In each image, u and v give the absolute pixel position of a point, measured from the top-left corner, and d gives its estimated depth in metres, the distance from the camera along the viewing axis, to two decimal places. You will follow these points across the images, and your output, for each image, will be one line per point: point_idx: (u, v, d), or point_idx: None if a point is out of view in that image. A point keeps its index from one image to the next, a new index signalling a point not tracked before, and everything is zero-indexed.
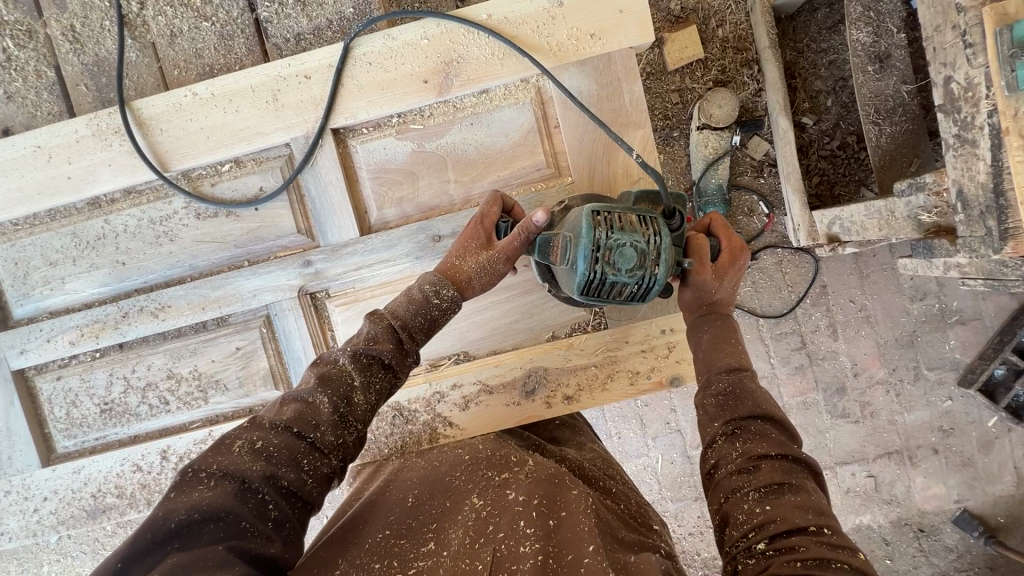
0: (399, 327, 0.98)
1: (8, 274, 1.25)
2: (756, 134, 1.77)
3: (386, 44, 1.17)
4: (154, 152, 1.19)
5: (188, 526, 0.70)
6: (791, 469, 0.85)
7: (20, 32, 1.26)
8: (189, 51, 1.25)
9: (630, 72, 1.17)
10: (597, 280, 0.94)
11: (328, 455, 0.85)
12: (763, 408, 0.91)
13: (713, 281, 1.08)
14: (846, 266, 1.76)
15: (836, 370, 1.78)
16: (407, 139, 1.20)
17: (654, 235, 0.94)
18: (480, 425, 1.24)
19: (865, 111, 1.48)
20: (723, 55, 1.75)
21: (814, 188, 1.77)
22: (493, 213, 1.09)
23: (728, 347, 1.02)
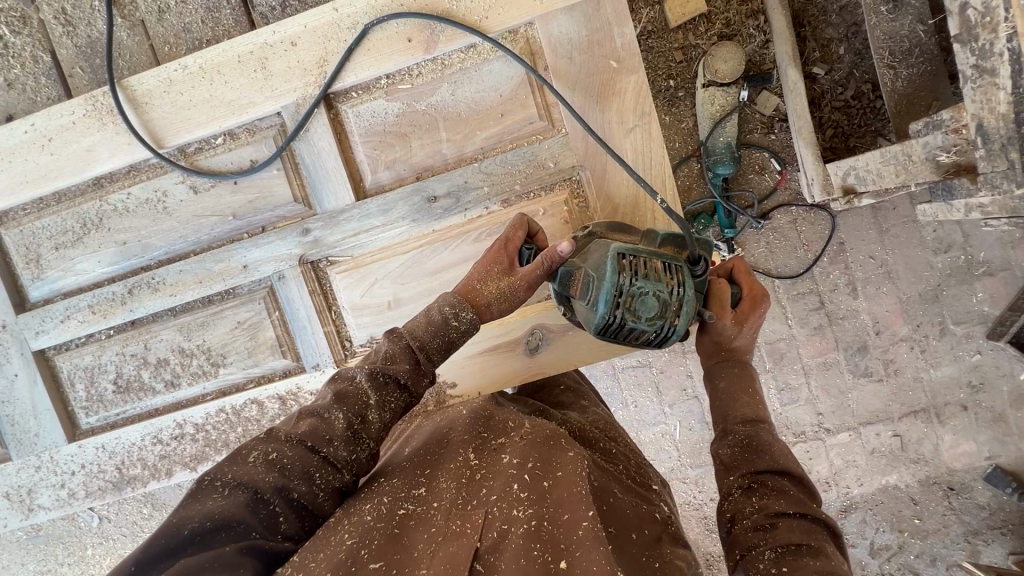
0: (418, 350, 0.95)
1: (22, 258, 1.29)
2: (765, 89, 1.71)
3: (371, 6, 1.15)
4: (149, 130, 1.20)
5: (200, 534, 0.72)
6: (810, 529, 0.82)
7: (14, 19, 1.27)
8: (178, 27, 1.25)
9: (622, 16, 1.13)
10: (616, 323, 0.96)
11: (341, 470, 0.85)
12: (780, 463, 0.91)
13: (734, 328, 1.06)
14: (864, 221, 1.70)
15: (857, 329, 1.73)
16: (396, 100, 1.18)
17: (678, 285, 0.96)
18: (482, 387, 1.24)
19: (880, 54, 1.42)
20: (727, 6, 1.68)
21: (828, 140, 1.71)
22: (518, 240, 1.08)
23: (745, 397, 1.01)
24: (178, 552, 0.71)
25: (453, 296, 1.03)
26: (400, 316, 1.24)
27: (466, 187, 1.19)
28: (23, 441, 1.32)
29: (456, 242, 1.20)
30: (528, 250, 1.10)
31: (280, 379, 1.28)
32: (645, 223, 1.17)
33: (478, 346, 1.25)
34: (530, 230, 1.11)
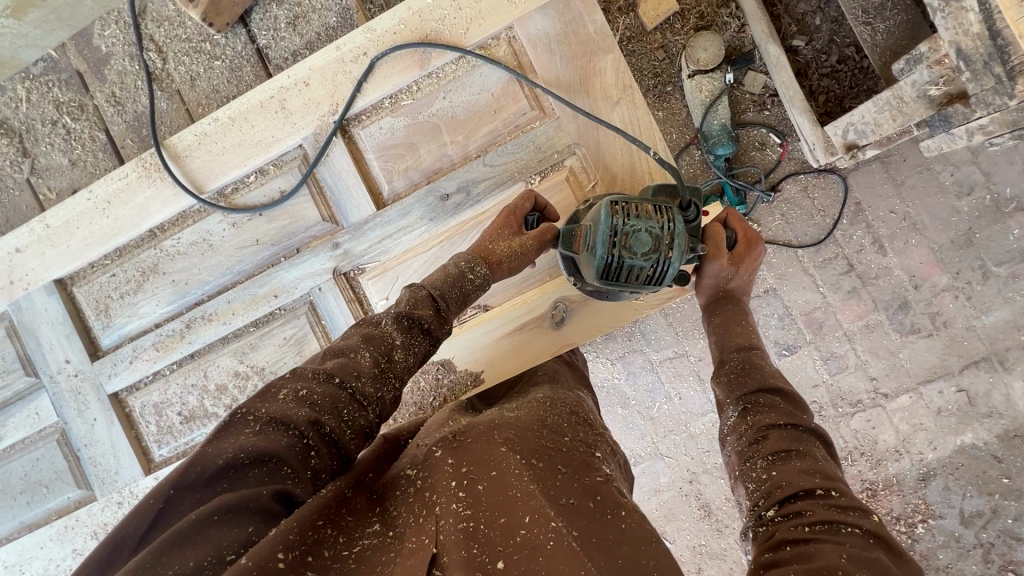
0: (439, 297, 1.04)
1: (93, 310, 1.43)
2: (750, 70, 1.79)
3: (368, 37, 1.30)
4: (190, 180, 1.36)
5: (235, 467, 0.75)
6: (799, 437, 0.92)
7: (74, 108, 1.47)
8: (208, 89, 1.42)
9: (590, 5, 1.25)
10: (616, 263, 1.05)
11: (366, 407, 0.89)
12: (772, 382, 1.00)
13: (729, 268, 1.20)
14: (876, 176, 1.72)
15: (894, 286, 1.72)
16: (401, 115, 1.31)
17: (668, 222, 1.06)
18: (510, 366, 1.30)
19: (853, 14, 1.50)
20: (698, 1, 1.78)
21: (822, 106, 1.77)
22: (526, 209, 1.18)
23: (763, 365, 1.05)
24: (211, 486, 0.73)
25: (467, 253, 1.14)
26: None
27: (475, 181, 1.30)
28: (106, 479, 1.43)
29: (471, 235, 1.30)
30: (534, 218, 1.20)
31: None
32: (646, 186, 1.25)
33: (504, 329, 1.31)
34: (537, 202, 1.21)
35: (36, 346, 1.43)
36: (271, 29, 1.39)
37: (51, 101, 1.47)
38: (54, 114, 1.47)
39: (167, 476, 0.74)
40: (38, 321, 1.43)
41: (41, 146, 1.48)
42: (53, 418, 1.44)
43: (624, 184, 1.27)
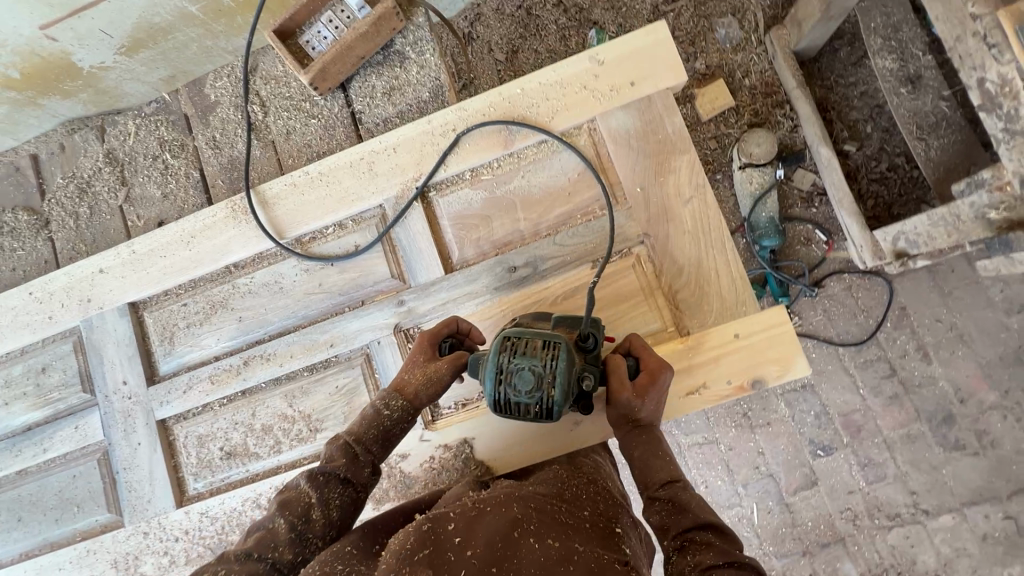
0: (354, 443, 1.10)
1: (157, 336, 1.49)
2: (800, 168, 1.95)
3: (458, 114, 1.39)
4: (272, 225, 1.44)
5: None
6: (741, 571, 0.87)
7: (175, 147, 1.59)
8: (300, 143, 1.53)
9: (669, 107, 1.33)
10: (504, 399, 1.04)
11: (286, 573, 0.95)
12: (704, 519, 0.98)
13: (634, 400, 1.10)
14: (924, 285, 1.81)
15: (938, 397, 1.79)
16: (480, 188, 1.39)
17: (551, 359, 1.02)
18: (554, 446, 1.30)
19: (909, 128, 1.72)
20: (754, 100, 2.05)
21: (871, 210, 2.03)
22: (438, 337, 1.22)
23: (690, 500, 1.02)
24: None
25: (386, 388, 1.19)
26: None
27: (542, 257, 1.34)
28: (137, 506, 1.43)
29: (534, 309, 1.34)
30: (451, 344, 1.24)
31: None
32: (711, 282, 1.28)
33: None
34: (456, 327, 1.24)
35: (98, 364, 1.48)
36: (368, 97, 1.50)
37: (156, 138, 1.60)
38: (157, 150, 1.59)
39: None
40: (104, 341, 1.49)
41: (138, 177, 1.59)
42: (99, 437, 1.47)
43: (687, 279, 1.29)
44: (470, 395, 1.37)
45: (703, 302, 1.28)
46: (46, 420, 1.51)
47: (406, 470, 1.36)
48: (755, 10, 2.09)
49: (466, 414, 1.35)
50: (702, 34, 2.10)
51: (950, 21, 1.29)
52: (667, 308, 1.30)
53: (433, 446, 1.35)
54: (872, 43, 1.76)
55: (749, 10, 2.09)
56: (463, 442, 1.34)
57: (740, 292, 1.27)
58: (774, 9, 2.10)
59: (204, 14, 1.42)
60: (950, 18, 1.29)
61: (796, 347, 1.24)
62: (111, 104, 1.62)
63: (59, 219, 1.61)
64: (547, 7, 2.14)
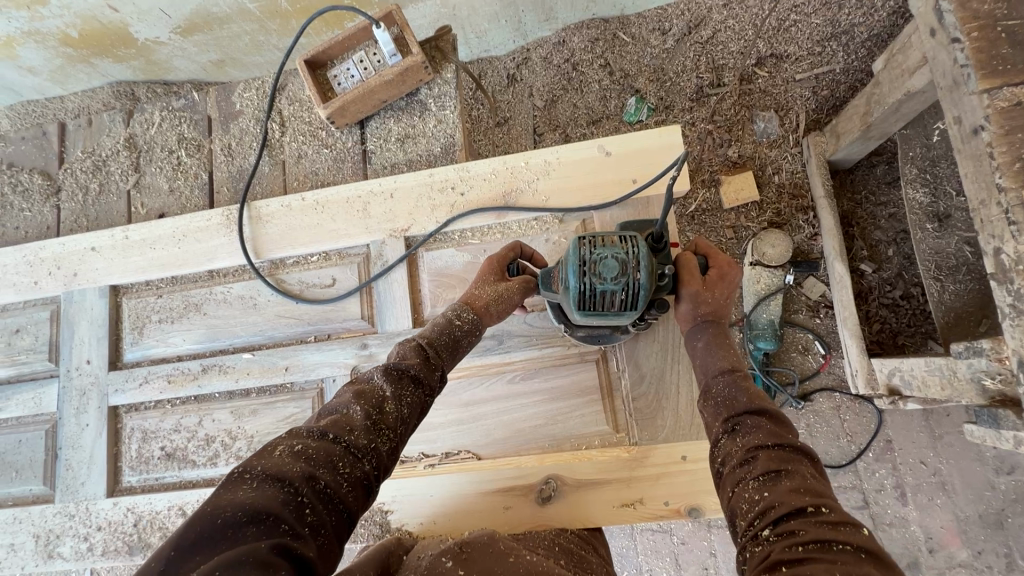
0: (427, 344, 1.04)
1: (130, 325, 1.52)
2: (812, 276, 2.01)
3: (460, 175, 1.39)
4: (258, 242, 1.46)
5: (231, 526, 0.67)
6: (788, 456, 0.87)
7: (192, 146, 1.64)
8: (309, 170, 1.56)
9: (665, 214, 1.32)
10: (589, 291, 1.03)
11: (361, 460, 0.83)
12: (756, 403, 0.97)
13: (704, 292, 1.14)
14: (914, 422, 1.88)
15: (907, 540, 1.84)
16: (465, 251, 1.39)
17: (633, 247, 1.04)
18: (478, 524, 1.25)
19: (927, 266, 1.67)
20: (778, 199, 2.05)
21: (876, 335, 1.98)
22: (508, 258, 1.24)
23: (749, 386, 1.02)
24: (210, 545, 0.64)
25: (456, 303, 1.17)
26: (428, 438, 1.34)
27: (510, 333, 1.33)
28: (69, 486, 1.44)
29: (490, 381, 1.32)
30: (515, 268, 1.27)
31: None
32: (669, 397, 1.24)
33: (486, 485, 1.26)
34: (522, 251, 1.27)
35: (68, 337, 1.51)
36: (381, 139, 1.53)
37: (176, 133, 1.65)
38: (174, 145, 1.64)
39: (168, 538, 0.66)
40: (79, 317, 1.52)
41: (151, 167, 1.64)
42: (53, 408, 1.50)
43: (648, 388, 1.25)
44: (410, 452, 1.34)
45: (659, 414, 1.24)
46: (9, 380, 1.55)
47: None
48: (798, 111, 2.07)
49: (400, 471, 1.32)
50: (741, 122, 2.10)
51: (978, 181, 1.24)
52: (621, 412, 1.29)
53: None
54: (907, 172, 1.75)
55: (793, 109, 2.07)
56: (391, 501, 1.29)
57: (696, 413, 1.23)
58: (819, 113, 2.07)
59: (259, 12, 1.68)
60: (978, 178, 1.24)
61: None
62: None
63: (69, 190, 1.67)
64: (592, 67, 2.13)
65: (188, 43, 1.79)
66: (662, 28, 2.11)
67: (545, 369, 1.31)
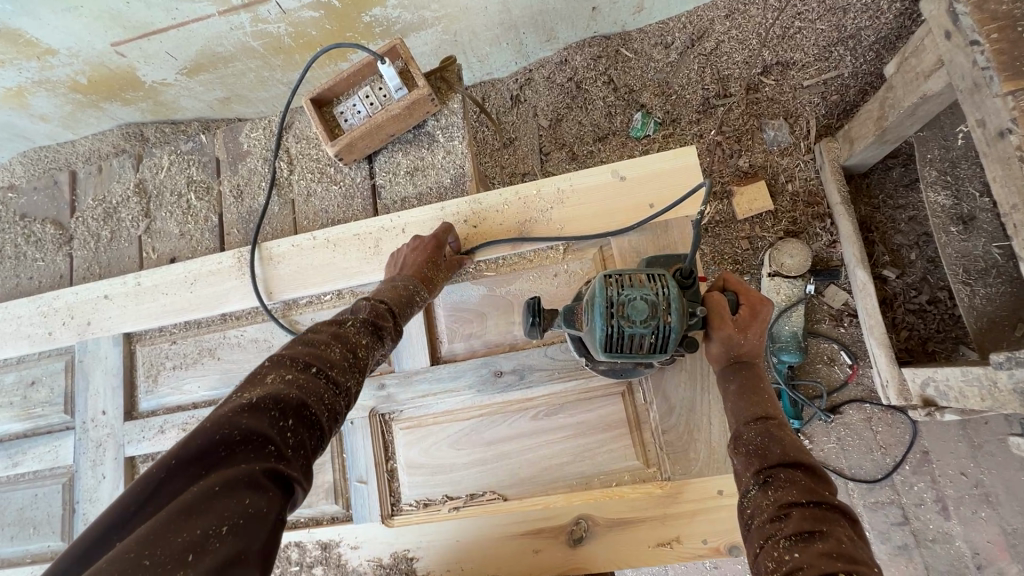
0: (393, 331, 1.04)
1: (144, 373, 1.50)
2: (833, 284, 1.96)
3: (473, 207, 1.37)
4: (269, 282, 1.44)
5: (225, 448, 0.69)
6: (822, 516, 0.82)
7: (201, 189, 1.63)
8: (319, 208, 1.54)
9: (686, 238, 1.27)
10: (616, 333, 0.99)
11: (342, 396, 0.86)
12: (791, 456, 0.93)
13: (738, 333, 1.09)
14: (952, 433, 1.78)
15: (952, 556, 1.74)
16: (481, 284, 1.36)
17: (662, 288, 1.01)
18: (509, 569, 1.20)
19: (955, 270, 1.61)
20: (793, 208, 2.01)
21: (904, 342, 1.91)
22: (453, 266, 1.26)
23: (784, 436, 0.98)
24: (207, 466, 0.68)
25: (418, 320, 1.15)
26: (451, 479, 1.28)
27: (531, 367, 1.28)
28: None
29: (513, 418, 1.28)
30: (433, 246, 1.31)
31: (328, 525, 1.31)
32: (701, 428, 1.19)
33: (515, 528, 1.22)
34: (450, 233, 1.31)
35: (83, 388, 1.50)
36: (390, 173, 1.51)
37: (185, 176, 1.64)
38: (183, 189, 1.64)
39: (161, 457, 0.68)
40: (95, 367, 1.51)
41: (161, 212, 1.64)
42: (69, 461, 1.47)
43: (677, 421, 1.20)
44: (433, 494, 1.29)
45: (691, 447, 1.19)
46: (24, 433, 1.54)
47: (353, 561, 1.28)
48: (809, 118, 2.03)
49: (424, 515, 1.27)
50: (750, 132, 2.06)
51: (1009, 186, 1.20)
52: (651, 445, 1.23)
53: (386, 544, 1.27)
54: (927, 174, 1.69)
55: (803, 116, 2.04)
56: (416, 547, 1.25)
57: None
58: (830, 118, 2.04)
59: (264, 50, 1.70)
60: (1009, 183, 1.20)
61: None
62: None
63: (81, 238, 1.67)
64: (597, 84, 2.11)
65: (195, 84, 1.80)
66: (665, 42, 2.06)
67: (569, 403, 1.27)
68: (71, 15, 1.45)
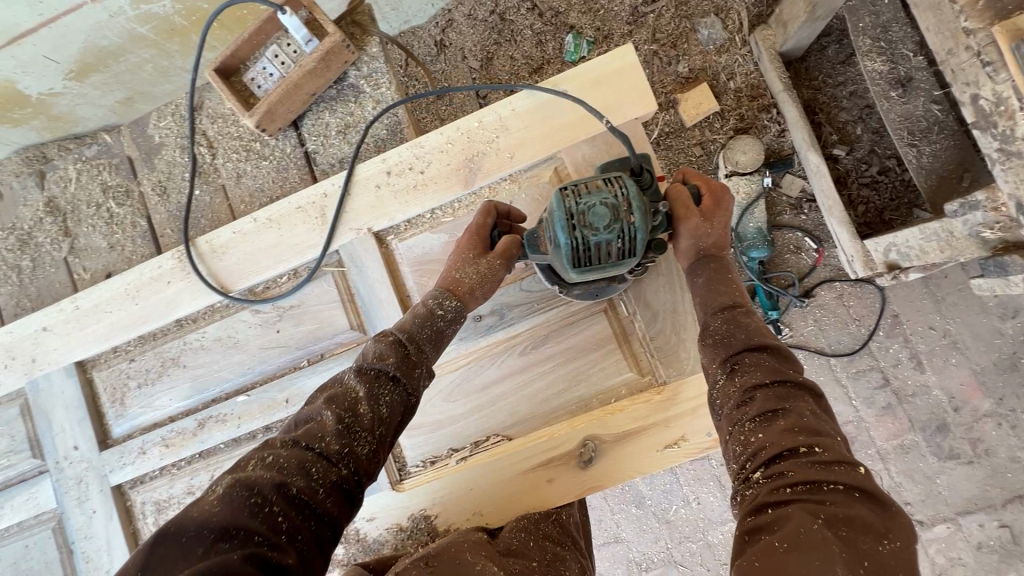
0: (406, 340, 1.03)
1: (108, 399, 1.41)
2: (789, 173, 1.94)
3: (415, 152, 1.29)
4: (219, 277, 1.35)
5: (218, 531, 0.72)
6: (785, 393, 0.89)
7: (121, 194, 1.50)
8: (253, 188, 1.43)
9: (640, 140, 1.24)
10: (582, 244, 0.98)
11: (417, 367, 1.03)
12: (755, 341, 0.98)
13: (705, 224, 1.11)
14: (915, 291, 1.85)
15: (931, 406, 1.83)
16: (441, 232, 1.29)
17: (620, 189, 1.00)
18: (527, 504, 1.21)
19: (900, 134, 1.62)
20: (739, 104, 1.97)
21: (863, 216, 1.94)
22: (487, 225, 1.17)
23: (749, 323, 1.02)
24: (189, 558, 0.68)
25: (437, 289, 1.14)
26: (453, 431, 1.27)
27: (509, 304, 1.25)
28: None
29: (502, 359, 1.25)
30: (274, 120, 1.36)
31: None
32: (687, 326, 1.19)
33: (525, 463, 1.22)
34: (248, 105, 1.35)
35: (46, 428, 1.40)
36: (320, 136, 1.41)
37: (99, 184, 1.51)
38: (101, 198, 1.51)
39: (135, 553, 0.69)
40: (53, 404, 1.41)
41: (83, 227, 1.51)
42: (52, 504, 1.39)
43: (663, 326, 1.20)
44: (438, 451, 1.27)
45: (681, 348, 1.19)
46: None
47: (371, 534, 1.26)
48: (740, 10, 1.99)
49: (434, 472, 1.25)
50: (684, 35, 2.00)
51: (942, 32, 1.20)
52: (642, 354, 1.23)
53: (400, 509, 1.25)
54: (861, 44, 1.68)
55: (734, 8, 1.99)
56: (432, 504, 1.24)
57: None
58: (761, 7, 1.99)
59: (155, 35, 1.34)
60: (941, 29, 1.20)
61: None
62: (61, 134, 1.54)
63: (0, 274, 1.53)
64: (521, 12, 2.00)
65: None
66: None
67: (555, 332, 1.25)
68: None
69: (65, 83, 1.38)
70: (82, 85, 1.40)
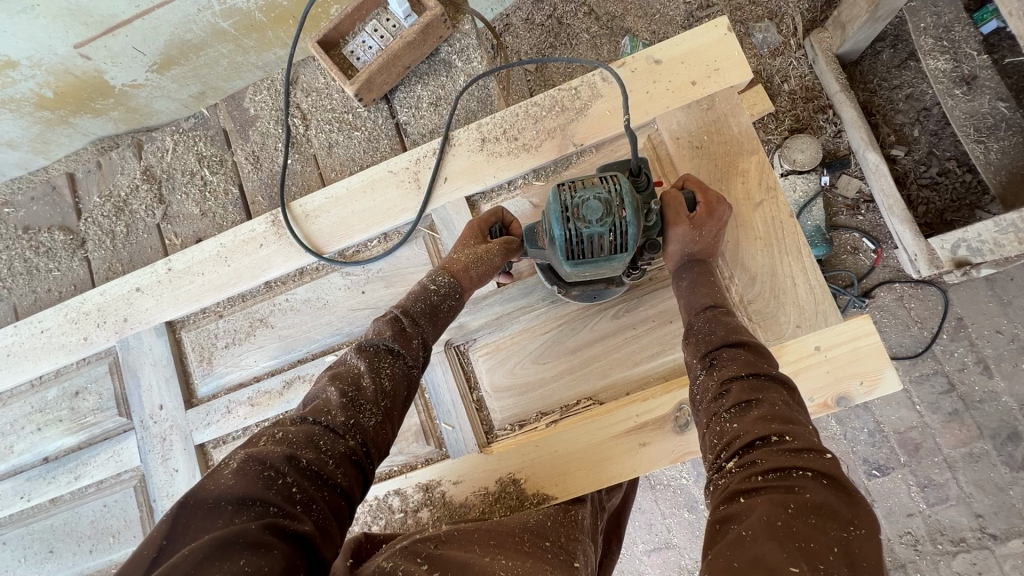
0: (401, 314, 1.03)
1: (197, 358, 1.44)
2: (844, 174, 1.83)
3: (507, 121, 1.33)
4: (311, 241, 1.38)
5: (224, 506, 0.69)
6: (760, 385, 0.85)
7: (215, 163, 1.57)
8: (345, 156, 1.48)
9: (734, 108, 1.26)
10: (576, 237, 0.97)
11: (411, 348, 1.00)
12: (735, 337, 0.94)
13: (692, 231, 1.09)
14: (981, 294, 1.73)
15: (1000, 414, 1.69)
16: (533, 197, 1.32)
17: (615, 185, 0.98)
18: (615, 471, 1.18)
19: (966, 131, 1.61)
20: (793, 106, 1.86)
21: (922, 217, 1.81)
22: (491, 222, 1.22)
23: (730, 321, 0.99)
24: (197, 534, 0.66)
25: (435, 269, 1.17)
26: (543, 395, 1.27)
27: None
28: None
29: (594, 320, 1.27)
30: (368, 92, 1.41)
31: (423, 467, 1.28)
32: (787, 292, 1.18)
33: (613, 430, 1.19)
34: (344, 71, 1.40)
35: (135, 386, 1.43)
36: (412, 107, 1.46)
37: (194, 154, 1.58)
38: (195, 167, 1.57)
39: (157, 525, 0.67)
40: (142, 361, 1.44)
41: (176, 195, 1.56)
42: (136, 462, 1.41)
43: (760, 291, 1.19)
44: (526, 414, 1.28)
45: (780, 312, 1.18)
46: (80, 445, 1.46)
47: (456, 497, 1.23)
48: (794, 15, 1.88)
49: (523, 435, 1.25)
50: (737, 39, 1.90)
51: None
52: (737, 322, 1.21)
53: (484, 472, 1.23)
54: (924, 43, 1.67)
55: (788, 14, 1.89)
56: (518, 470, 1.21)
57: (821, 300, 1.17)
58: (814, 11, 1.90)
59: (235, 30, 1.44)
60: None
61: (881, 358, 1.13)
62: (160, 111, 1.62)
63: (95, 238, 1.59)
64: (577, 16, 1.93)
65: None
66: None
67: (655, 290, 1.26)
68: (29, 17, 1.24)
69: (147, 74, 1.49)
70: (161, 78, 1.51)
